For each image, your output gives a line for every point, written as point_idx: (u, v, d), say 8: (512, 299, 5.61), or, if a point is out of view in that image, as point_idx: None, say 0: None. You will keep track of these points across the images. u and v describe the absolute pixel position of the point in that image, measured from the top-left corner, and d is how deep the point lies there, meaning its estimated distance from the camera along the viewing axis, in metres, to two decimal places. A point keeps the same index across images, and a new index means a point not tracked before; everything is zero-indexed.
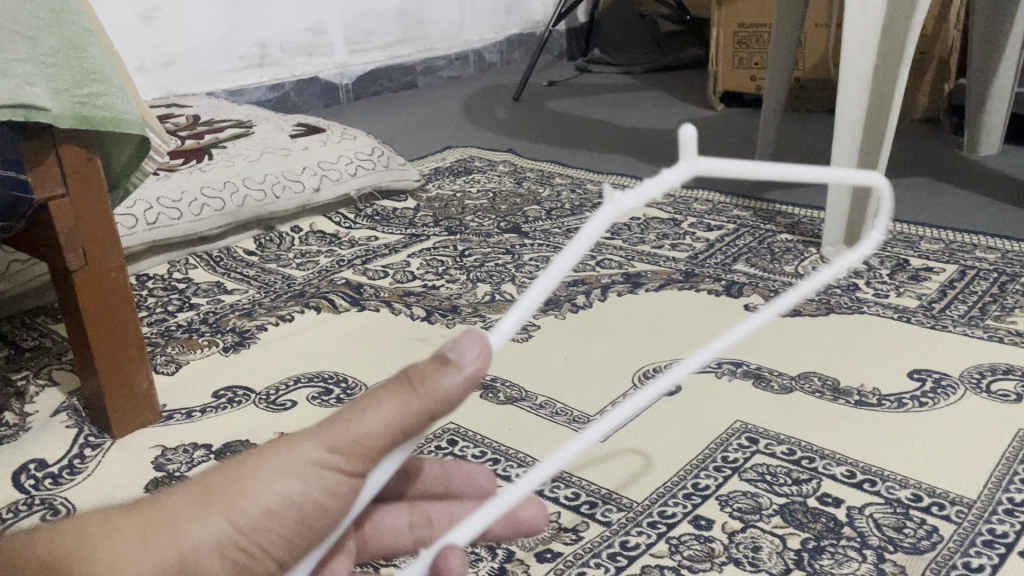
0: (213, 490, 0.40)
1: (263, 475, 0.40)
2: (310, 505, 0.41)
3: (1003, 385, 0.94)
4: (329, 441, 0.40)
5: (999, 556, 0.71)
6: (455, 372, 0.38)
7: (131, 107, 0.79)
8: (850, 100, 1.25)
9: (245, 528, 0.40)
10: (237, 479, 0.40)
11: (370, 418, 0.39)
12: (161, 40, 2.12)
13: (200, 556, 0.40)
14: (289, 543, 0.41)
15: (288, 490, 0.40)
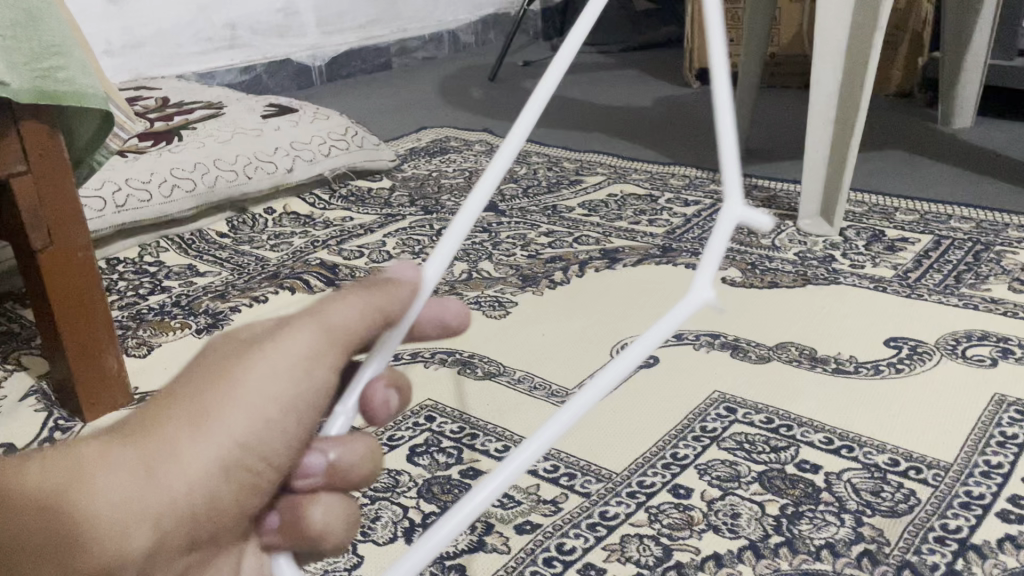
0: (205, 410, 0.42)
1: (250, 389, 0.43)
2: (301, 405, 0.44)
3: (979, 351, 0.95)
4: (307, 350, 0.44)
5: (976, 517, 0.71)
6: (408, 285, 0.44)
7: (94, 82, 0.78)
8: (824, 71, 1.25)
9: (245, 441, 0.43)
10: (227, 393, 0.42)
11: (341, 312, 0.44)
12: (128, 22, 2.08)
13: (205, 475, 0.42)
14: (285, 448, 0.45)
15: (277, 397, 0.43)
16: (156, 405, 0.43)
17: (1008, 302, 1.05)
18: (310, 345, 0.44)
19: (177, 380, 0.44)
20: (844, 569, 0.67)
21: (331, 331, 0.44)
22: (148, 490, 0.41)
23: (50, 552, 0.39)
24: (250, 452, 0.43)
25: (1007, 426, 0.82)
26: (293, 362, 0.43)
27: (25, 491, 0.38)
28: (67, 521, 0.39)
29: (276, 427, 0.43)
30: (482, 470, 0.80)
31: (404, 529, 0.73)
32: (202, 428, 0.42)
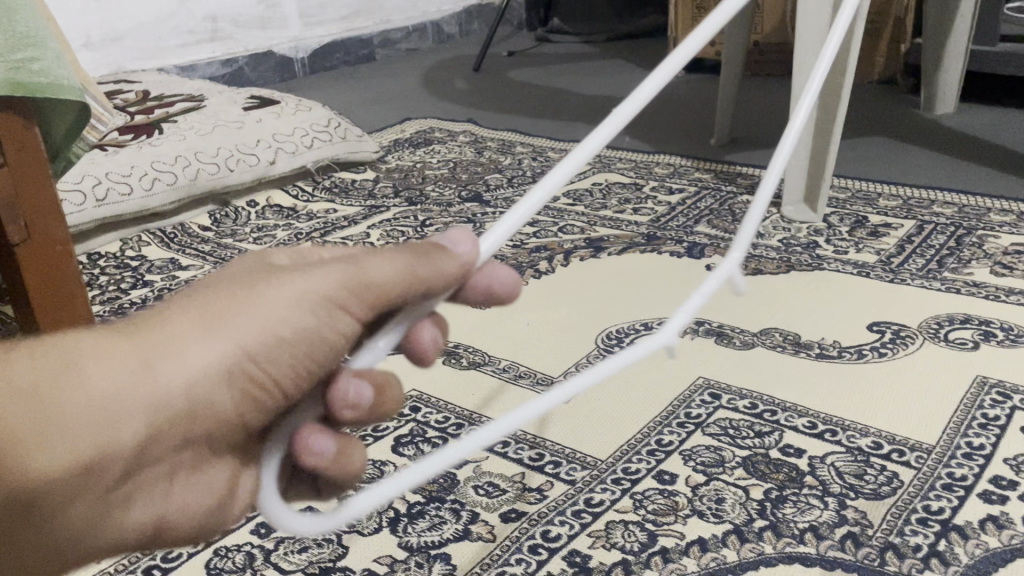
0: (220, 317, 0.42)
1: (268, 308, 0.42)
2: (319, 340, 0.43)
3: (960, 334, 0.95)
4: (333, 284, 0.42)
5: (958, 498, 0.72)
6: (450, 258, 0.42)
7: (69, 73, 0.77)
8: (805, 57, 1.25)
9: (252, 358, 0.42)
10: (245, 306, 0.42)
11: (385, 264, 0.42)
12: (108, 14, 2.06)
13: (206, 382, 0.42)
14: (297, 376, 0.44)
15: (294, 323, 0.42)
16: (182, 302, 0.43)
17: (989, 286, 1.06)
18: (337, 278, 0.42)
19: (208, 286, 0.44)
20: (828, 551, 0.67)
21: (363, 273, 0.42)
22: (145, 384, 0.41)
23: (37, 425, 0.39)
24: (255, 366, 0.43)
25: (988, 408, 0.83)
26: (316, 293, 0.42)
27: (23, 368, 0.39)
28: (58, 396, 0.39)
29: (288, 353, 0.43)
30: (467, 459, 0.80)
31: (389, 519, 0.72)
32: (211, 335, 0.42)
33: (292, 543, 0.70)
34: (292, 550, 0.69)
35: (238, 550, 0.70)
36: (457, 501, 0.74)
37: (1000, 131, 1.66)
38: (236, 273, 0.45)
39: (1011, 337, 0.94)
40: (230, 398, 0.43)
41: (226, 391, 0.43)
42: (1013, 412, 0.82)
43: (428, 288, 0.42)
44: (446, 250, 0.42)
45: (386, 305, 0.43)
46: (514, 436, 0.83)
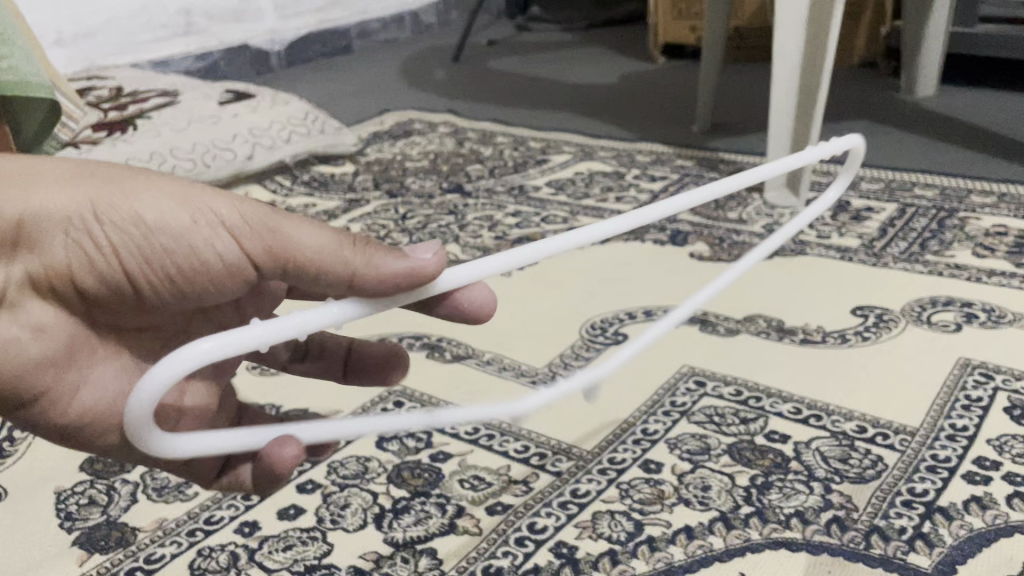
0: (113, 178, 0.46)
1: (158, 194, 0.46)
2: (184, 241, 0.46)
3: (943, 316, 0.96)
4: (228, 205, 0.46)
5: (942, 480, 0.72)
6: (401, 260, 0.45)
7: (37, 70, 0.73)
8: (787, 42, 1.24)
9: (106, 221, 0.45)
10: (142, 182, 0.46)
11: (306, 232, 0.45)
12: (80, 10, 2.03)
13: (52, 222, 0.45)
14: (142, 260, 0.47)
15: (162, 210, 0.45)
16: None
17: (971, 268, 1.06)
18: (240, 207, 0.46)
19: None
20: (814, 536, 0.67)
21: (270, 218, 0.46)
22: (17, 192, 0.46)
23: None
24: (101, 229, 0.45)
25: (971, 390, 0.83)
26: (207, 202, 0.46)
27: None
28: None
29: (144, 232, 0.45)
30: (451, 453, 0.79)
31: (374, 516, 0.72)
32: (95, 181, 0.46)
33: (277, 542, 0.70)
34: (277, 548, 0.69)
35: (222, 550, 0.69)
36: (442, 495, 0.74)
37: (980, 113, 1.66)
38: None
39: (993, 318, 0.95)
40: (67, 246, 0.46)
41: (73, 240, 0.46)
42: (995, 393, 0.83)
43: (355, 278, 0.45)
44: (403, 255, 0.45)
45: (283, 263, 0.46)
46: (499, 429, 0.82)
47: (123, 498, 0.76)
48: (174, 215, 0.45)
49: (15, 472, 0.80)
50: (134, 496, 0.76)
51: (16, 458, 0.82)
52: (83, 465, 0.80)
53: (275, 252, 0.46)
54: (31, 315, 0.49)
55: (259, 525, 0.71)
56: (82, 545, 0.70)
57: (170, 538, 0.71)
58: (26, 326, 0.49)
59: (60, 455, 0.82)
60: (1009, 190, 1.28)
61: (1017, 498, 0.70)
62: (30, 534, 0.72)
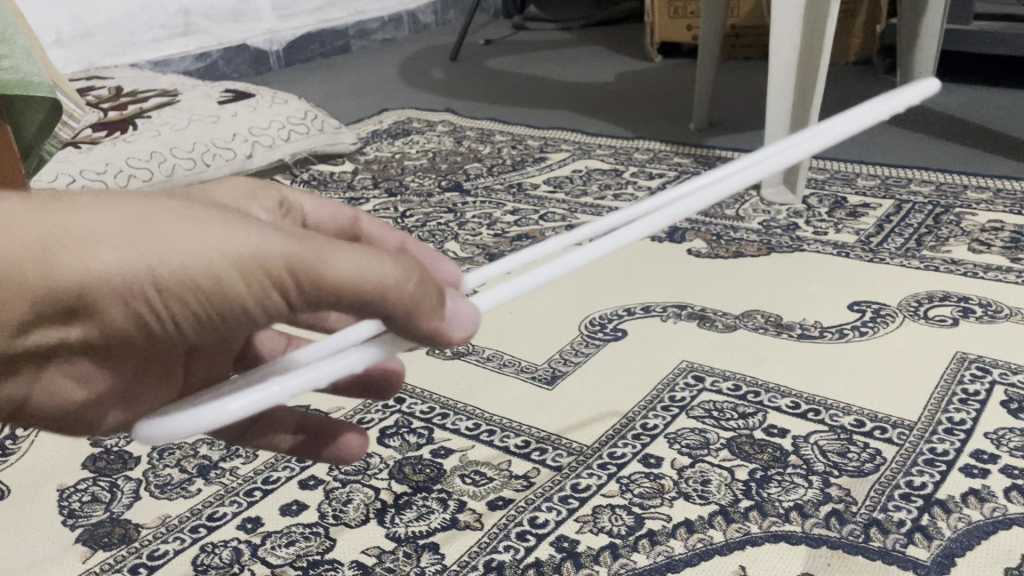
0: (123, 225, 0.36)
1: (177, 242, 0.36)
2: (244, 300, 0.37)
3: (940, 311, 0.96)
4: (272, 241, 0.36)
5: (940, 473, 0.73)
6: (438, 320, 0.39)
7: (37, 69, 0.72)
8: (782, 39, 1.25)
9: (163, 287, 0.36)
10: (177, 229, 0.36)
11: (355, 274, 0.36)
12: (78, 10, 2.03)
13: (102, 290, 0.36)
14: (200, 323, 0.38)
15: (216, 271, 0.36)
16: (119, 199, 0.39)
17: (967, 263, 1.07)
18: (284, 243, 0.36)
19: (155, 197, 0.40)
20: (813, 529, 0.68)
21: (319, 251, 0.36)
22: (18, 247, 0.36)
23: None
24: (159, 296, 0.37)
25: (969, 383, 0.84)
26: (244, 241, 0.36)
27: None
28: None
29: (201, 299, 0.37)
30: (452, 449, 0.79)
31: (376, 511, 0.72)
32: (105, 232, 0.36)
33: (279, 538, 0.70)
34: (279, 544, 0.69)
35: (225, 546, 0.69)
36: (443, 491, 0.74)
37: (976, 109, 1.67)
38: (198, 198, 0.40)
39: (990, 312, 0.95)
40: (118, 314, 0.38)
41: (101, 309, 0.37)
42: (992, 386, 0.83)
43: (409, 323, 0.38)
44: (442, 312, 0.39)
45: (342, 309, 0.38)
46: (500, 424, 0.82)
47: (126, 495, 0.76)
48: (206, 266, 0.36)
49: (18, 469, 0.81)
50: (137, 493, 0.76)
51: (19, 455, 0.82)
52: (86, 462, 0.81)
53: (335, 304, 0.37)
54: (77, 368, 0.43)
55: (261, 521, 0.72)
56: (85, 541, 0.70)
57: (174, 534, 0.71)
58: (70, 376, 0.44)
59: (62, 453, 0.82)
60: (1005, 186, 1.28)
61: (1015, 490, 0.70)
62: (33, 531, 0.72)
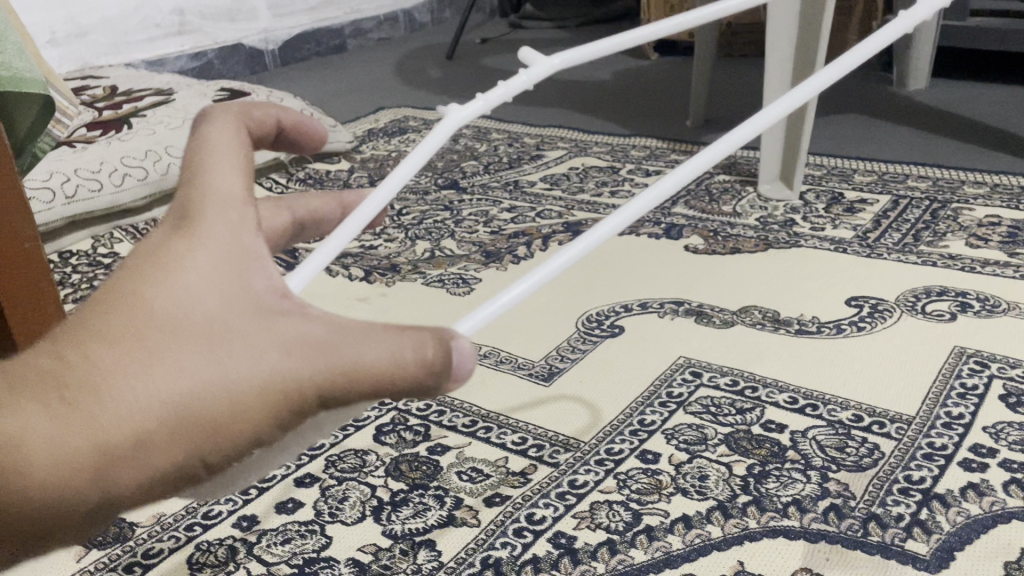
0: (126, 412, 0.28)
1: (197, 415, 0.29)
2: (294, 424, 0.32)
3: (938, 306, 0.96)
4: (295, 364, 0.30)
5: (939, 467, 0.72)
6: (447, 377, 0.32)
7: (30, 65, 0.71)
8: (778, 34, 1.25)
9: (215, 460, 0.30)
10: (208, 393, 0.29)
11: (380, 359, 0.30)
12: (72, 10, 2.03)
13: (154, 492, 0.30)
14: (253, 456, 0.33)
15: (264, 416, 0.30)
16: (80, 331, 0.29)
17: (964, 257, 1.07)
18: (306, 363, 0.30)
19: (114, 299, 0.30)
20: (812, 524, 0.67)
21: (346, 359, 0.30)
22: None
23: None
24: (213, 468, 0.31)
25: (967, 377, 0.84)
26: (266, 374, 0.30)
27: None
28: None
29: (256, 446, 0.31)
30: (449, 446, 0.79)
31: (372, 508, 0.72)
32: (105, 432, 0.28)
33: (275, 535, 0.70)
34: (275, 542, 0.69)
35: (220, 544, 0.69)
36: (440, 488, 0.74)
37: (973, 106, 1.67)
38: (175, 276, 0.30)
39: (988, 307, 0.95)
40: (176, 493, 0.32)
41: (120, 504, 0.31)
42: (990, 380, 0.83)
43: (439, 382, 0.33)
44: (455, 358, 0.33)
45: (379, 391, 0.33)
46: (497, 421, 0.82)
47: None
48: (233, 427, 0.30)
49: None
50: None
51: None
52: None
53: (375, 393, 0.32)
54: None
55: (257, 520, 0.71)
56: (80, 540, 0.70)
57: (169, 533, 0.70)
58: None
59: None
60: (1002, 181, 1.28)
61: (1014, 484, 0.70)
62: None
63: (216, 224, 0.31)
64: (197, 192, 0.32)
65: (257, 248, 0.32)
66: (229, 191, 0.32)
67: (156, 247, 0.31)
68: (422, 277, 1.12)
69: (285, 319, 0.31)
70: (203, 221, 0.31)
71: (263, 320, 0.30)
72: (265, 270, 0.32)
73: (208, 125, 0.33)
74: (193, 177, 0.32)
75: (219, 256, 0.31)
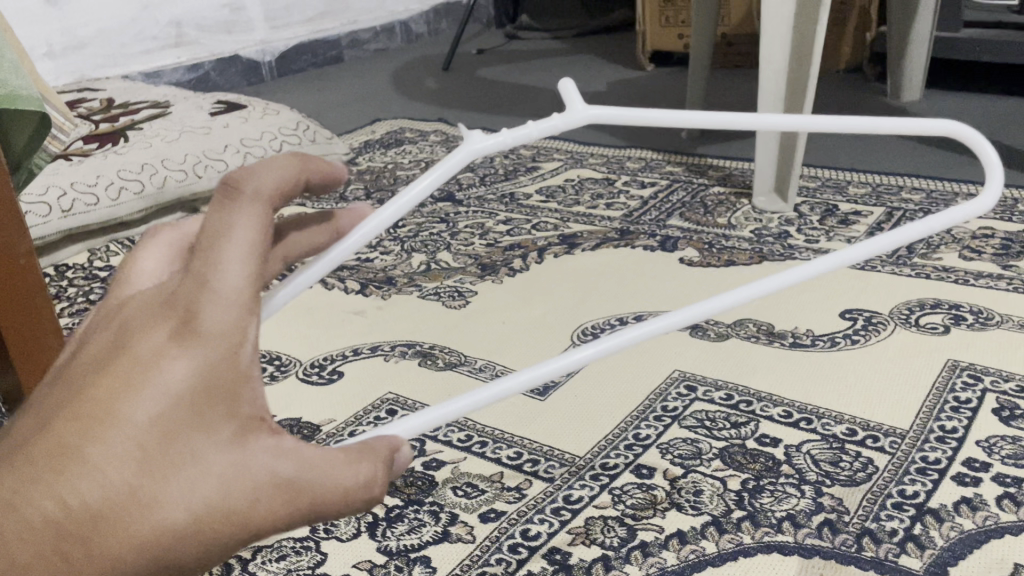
0: (111, 551, 0.28)
1: (183, 550, 0.29)
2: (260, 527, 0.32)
3: (932, 318, 0.96)
4: (272, 503, 0.30)
5: (932, 482, 0.73)
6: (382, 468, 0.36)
7: (27, 83, 0.72)
8: (772, 48, 1.25)
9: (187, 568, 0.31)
10: (192, 530, 0.29)
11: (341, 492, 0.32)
12: (69, 22, 2.03)
13: None
14: None
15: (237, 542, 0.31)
16: (71, 458, 0.28)
17: (958, 270, 1.07)
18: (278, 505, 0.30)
19: (102, 420, 0.28)
20: (806, 539, 0.68)
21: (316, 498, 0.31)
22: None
23: None
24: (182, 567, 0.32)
25: (960, 391, 0.84)
26: (245, 512, 0.30)
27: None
28: None
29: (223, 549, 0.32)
30: (444, 461, 0.79)
31: (367, 524, 0.72)
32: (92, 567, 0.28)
33: (270, 552, 0.69)
34: (270, 559, 0.69)
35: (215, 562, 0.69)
36: (435, 503, 0.74)
37: (967, 117, 1.67)
38: (163, 401, 0.28)
39: (981, 320, 0.95)
40: None
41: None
42: (983, 394, 0.83)
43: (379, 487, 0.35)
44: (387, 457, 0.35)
45: None
46: (493, 436, 0.82)
47: None
48: (209, 557, 0.30)
49: None
50: None
51: None
52: None
53: None
54: None
55: None
56: None
57: None
58: None
59: None
60: (995, 193, 1.29)
61: (1007, 499, 0.70)
62: None
63: (210, 345, 0.29)
64: (194, 298, 0.29)
65: (251, 368, 0.30)
66: (232, 305, 0.29)
67: (143, 352, 0.29)
68: (417, 290, 1.12)
69: (267, 451, 0.30)
70: (196, 337, 0.28)
71: (244, 459, 0.29)
72: (254, 390, 0.30)
73: (225, 213, 0.29)
74: (198, 276, 0.29)
75: (209, 384, 0.29)
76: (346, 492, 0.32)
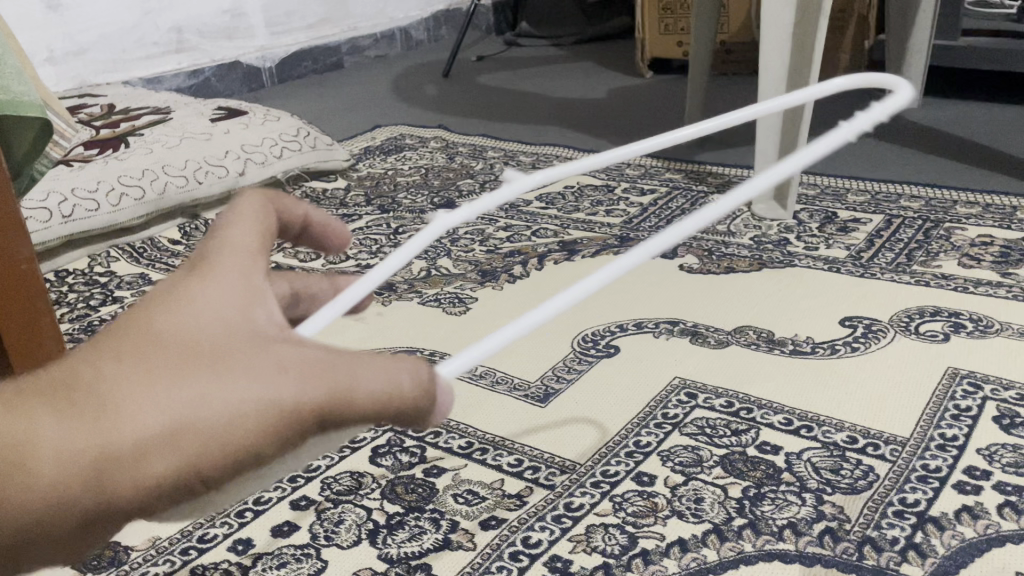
0: (124, 410, 0.27)
1: (200, 423, 0.28)
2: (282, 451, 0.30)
3: (931, 326, 0.96)
4: (296, 386, 0.29)
5: (933, 490, 0.73)
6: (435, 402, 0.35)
7: (28, 89, 0.72)
8: (771, 57, 1.26)
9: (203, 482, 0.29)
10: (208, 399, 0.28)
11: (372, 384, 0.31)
12: (71, 27, 2.03)
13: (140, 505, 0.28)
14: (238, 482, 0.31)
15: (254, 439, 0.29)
16: (93, 342, 0.29)
17: (958, 278, 1.07)
18: (302, 382, 0.29)
19: (124, 321, 0.30)
20: (807, 547, 0.67)
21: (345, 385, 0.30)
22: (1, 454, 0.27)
23: None
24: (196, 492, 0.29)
25: (960, 399, 0.84)
26: (266, 390, 0.29)
27: None
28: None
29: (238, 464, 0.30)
30: (445, 468, 0.79)
31: (368, 532, 0.72)
32: (107, 432, 0.27)
33: (270, 560, 0.69)
34: (271, 566, 0.69)
35: (216, 568, 0.69)
36: (436, 510, 0.74)
37: (967, 125, 1.68)
38: (180, 304, 0.30)
39: (980, 328, 0.96)
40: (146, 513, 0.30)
41: (126, 522, 0.30)
42: (983, 402, 0.83)
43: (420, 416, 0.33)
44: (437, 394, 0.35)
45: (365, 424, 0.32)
46: (493, 443, 0.82)
47: None
48: (229, 445, 0.28)
49: None
50: None
51: None
52: None
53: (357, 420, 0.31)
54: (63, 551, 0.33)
55: (252, 543, 0.71)
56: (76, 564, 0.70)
57: (164, 557, 0.70)
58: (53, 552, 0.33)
59: None
60: (994, 201, 1.29)
61: (1008, 507, 0.70)
62: None
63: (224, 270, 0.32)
64: (211, 247, 0.33)
65: (265, 292, 0.32)
66: (241, 252, 0.33)
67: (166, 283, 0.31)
68: (417, 296, 1.12)
69: (288, 345, 0.30)
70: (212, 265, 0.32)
71: (262, 343, 0.30)
72: (271, 310, 0.32)
73: (236, 205, 0.35)
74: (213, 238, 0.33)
75: (227, 291, 0.31)
76: (378, 386, 0.31)
